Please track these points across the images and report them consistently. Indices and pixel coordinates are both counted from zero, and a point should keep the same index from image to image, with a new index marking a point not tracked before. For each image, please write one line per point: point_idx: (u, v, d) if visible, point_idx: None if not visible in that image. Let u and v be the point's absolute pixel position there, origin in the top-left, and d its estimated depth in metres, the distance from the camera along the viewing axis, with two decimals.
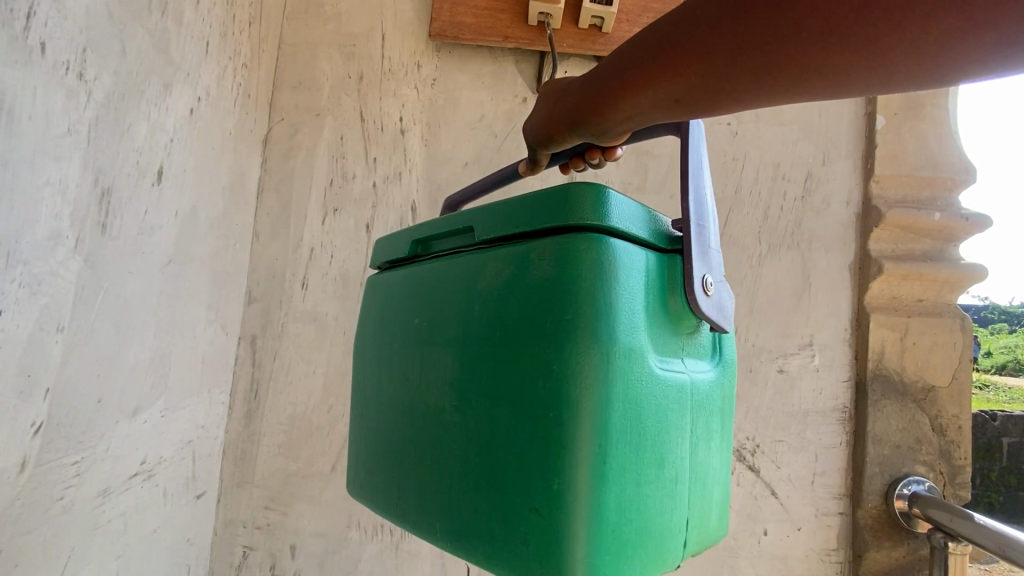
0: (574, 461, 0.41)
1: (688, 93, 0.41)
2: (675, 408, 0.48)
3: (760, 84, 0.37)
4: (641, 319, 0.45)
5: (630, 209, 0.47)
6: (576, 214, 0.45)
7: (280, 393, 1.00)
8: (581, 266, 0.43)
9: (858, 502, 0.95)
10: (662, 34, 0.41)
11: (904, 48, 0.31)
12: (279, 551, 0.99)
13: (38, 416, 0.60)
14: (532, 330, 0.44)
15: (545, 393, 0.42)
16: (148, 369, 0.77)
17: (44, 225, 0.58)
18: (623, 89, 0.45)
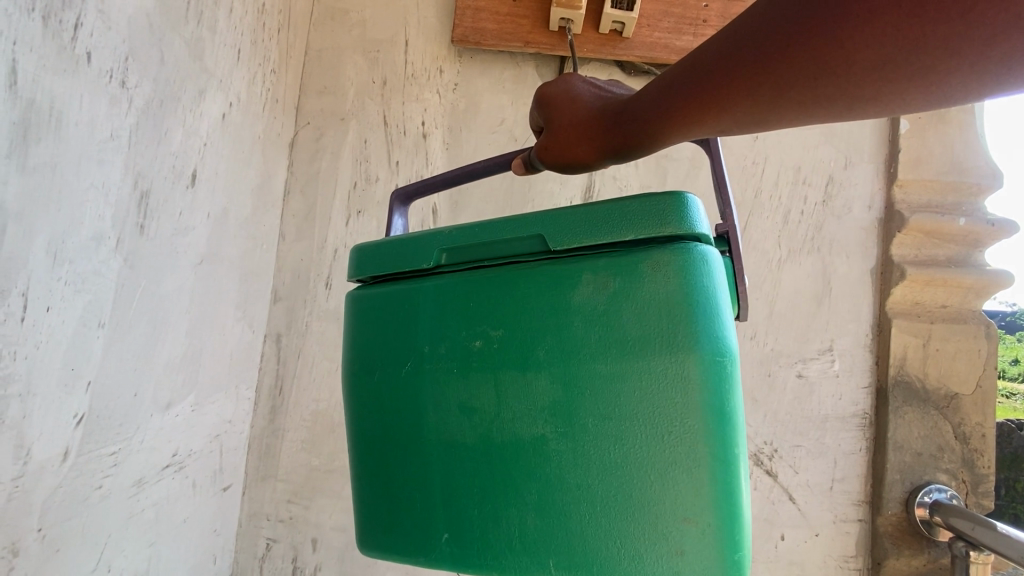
0: (719, 464, 0.45)
1: (739, 124, 0.42)
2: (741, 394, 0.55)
3: (807, 108, 0.38)
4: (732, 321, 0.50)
5: (703, 213, 0.51)
6: (673, 227, 0.48)
7: (304, 390, 1.03)
8: (702, 277, 0.47)
9: (877, 509, 0.94)
10: (703, 64, 0.42)
11: (960, 72, 0.31)
12: (300, 543, 1.01)
13: (80, 408, 0.63)
14: (656, 345, 0.47)
15: (683, 405, 0.46)
16: (180, 365, 0.79)
17: (88, 227, 0.61)
18: (666, 116, 0.47)
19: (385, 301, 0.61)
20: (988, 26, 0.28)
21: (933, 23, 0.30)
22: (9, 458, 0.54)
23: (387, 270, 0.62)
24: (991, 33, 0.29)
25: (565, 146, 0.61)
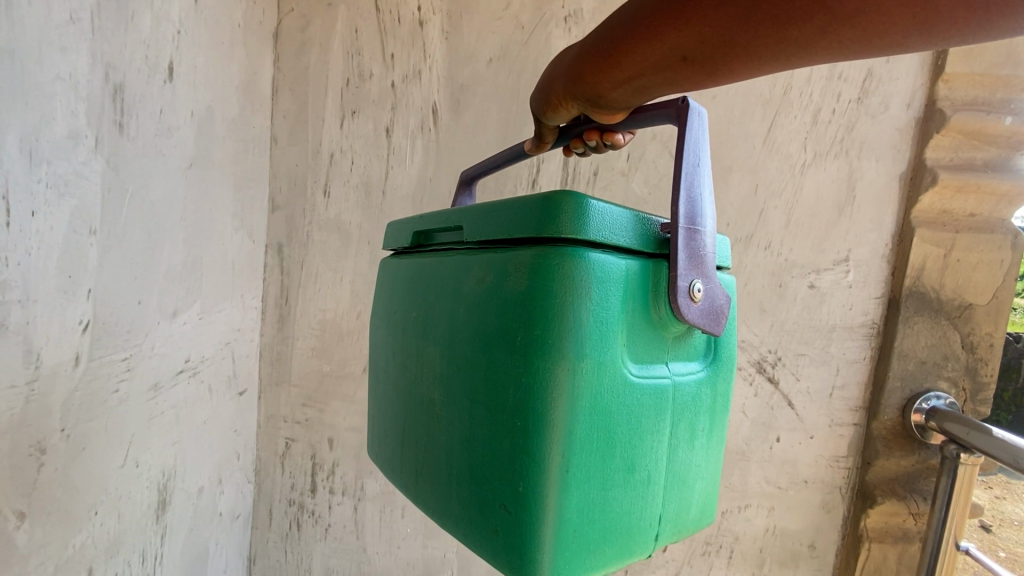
0: (537, 465, 0.41)
1: (695, 47, 0.36)
2: (651, 414, 0.47)
3: (781, 36, 0.33)
4: (620, 333, 0.43)
5: (615, 216, 0.44)
6: (555, 226, 0.42)
7: (310, 300, 1.02)
8: (553, 282, 0.41)
9: (874, 415, 0.96)
10: None
11: None
12: (318, 442, 1.06)
13: (85, 314, 0.63)
14: (505, 341, 0.43)
15: (516, 402, 0.42)
16: (182, 273, 0.78)
17: (62, 123, 0.57)
18: (626, 40, 0.40)
19: (383, 270, 0.67)
20: None
21: None
22: (20, 361, 0.55)
23: (389, 245, 0.69)
24: None
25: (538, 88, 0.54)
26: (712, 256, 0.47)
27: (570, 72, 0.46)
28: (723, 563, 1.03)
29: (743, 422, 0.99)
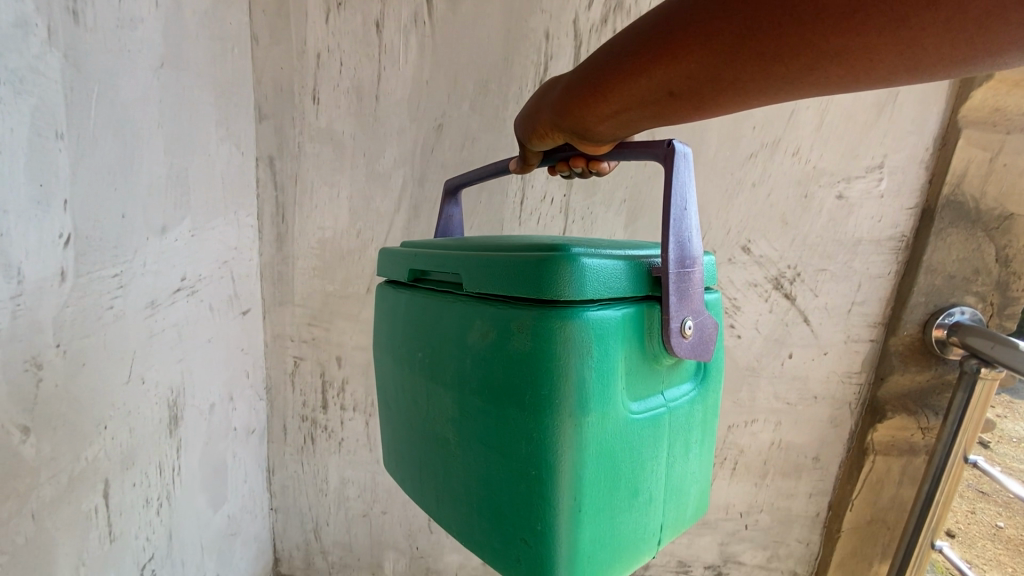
0: (553, 516, 0.40)
1: (681, 84, 0.35)
2: (653, 444, 0.46)
3: (765, 72, 0.32)
4: (625, 379, 0.42)
5: (613, 265, 0.42)
6: (554, 285, 0.40)
7: (307, 217, 0.98)
8: (555, 343, 0.39)
9: (892, 331, 0.93)
10: (662, 12, 0.35)
11: (935, 29, 0.26)
12: (326, 361, 1.06)
13: (65, 228, 0.59)
14: (511, 395, 0.42)
15: (525, 456, 0.41)
16: (167, 187, 0.74)
17: (6, 8, 0.50)
18: (613, 76, 0.39)
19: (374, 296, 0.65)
20: None
21: None
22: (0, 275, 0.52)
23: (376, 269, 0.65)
24: None
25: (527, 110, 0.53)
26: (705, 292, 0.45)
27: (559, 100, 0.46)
28: (727, 473, 1.06)
29: (755, 338, 0.97)
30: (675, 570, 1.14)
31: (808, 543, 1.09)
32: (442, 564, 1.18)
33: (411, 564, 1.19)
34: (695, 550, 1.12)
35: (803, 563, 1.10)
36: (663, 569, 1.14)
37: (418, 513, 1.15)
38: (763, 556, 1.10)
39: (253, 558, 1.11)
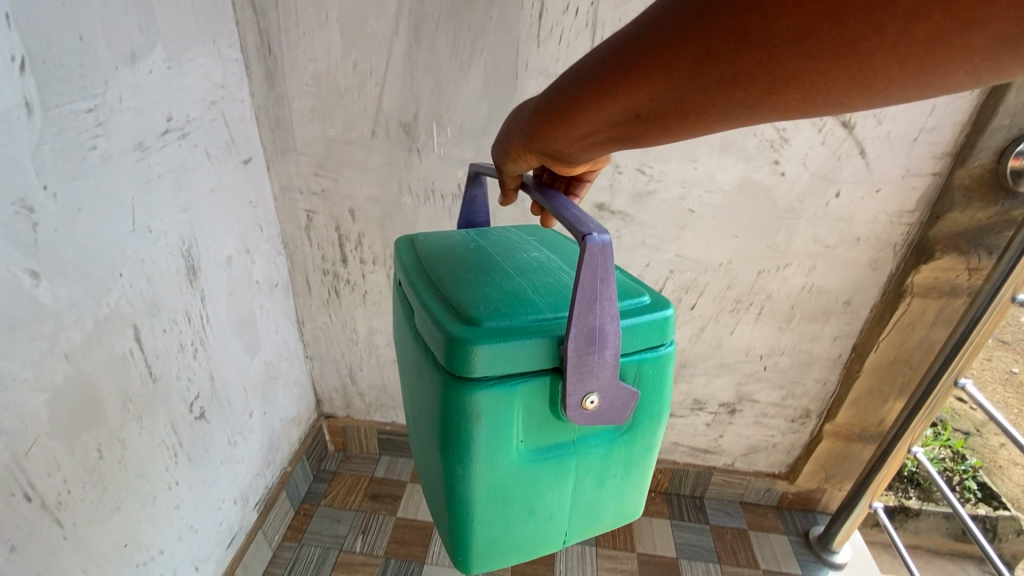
0: (453, 526, 0.48)
1: (649, 106, 0.34)
2: (557, 479, 0.48)
3: (731, 96, 0.31)
4: (515, 430, 0.44)
5: (512, 340, 0.42)
6: (449, 358, 0.43)
7: (296, 48, 0.86)
8: (445, 405, 0.44)
9: (962, 162, 0.83)
10: (616, 44, 0.34)
11: (896, 48, 0.26)
12: (339, 214, 1.01)
13: (15, 49, 0.52)
14: (428, 432, 0.48)
15: (437, 481, 0.49)
16: (124, 5, 0.64)
17: None
18: (573, 105, 0.39)
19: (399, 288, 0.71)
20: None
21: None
22: None
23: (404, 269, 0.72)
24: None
25: (498, 145, 0.52)
26: (613, 368, 0.41)
27: (528, 128, 0.45)
28: (752, 319, 1.04)
29: (801, 175, 0.88)
30: (690, 408, 1.19)
31: (824, 382, 1.11)
32: None
33: None
34: (712, 390, 1.15)
35: (817, 401, 1.14)
36: (679, 407, 1.19)
37: None
38: (778, 395, 1.14)
39: (296, 399, 1.20)
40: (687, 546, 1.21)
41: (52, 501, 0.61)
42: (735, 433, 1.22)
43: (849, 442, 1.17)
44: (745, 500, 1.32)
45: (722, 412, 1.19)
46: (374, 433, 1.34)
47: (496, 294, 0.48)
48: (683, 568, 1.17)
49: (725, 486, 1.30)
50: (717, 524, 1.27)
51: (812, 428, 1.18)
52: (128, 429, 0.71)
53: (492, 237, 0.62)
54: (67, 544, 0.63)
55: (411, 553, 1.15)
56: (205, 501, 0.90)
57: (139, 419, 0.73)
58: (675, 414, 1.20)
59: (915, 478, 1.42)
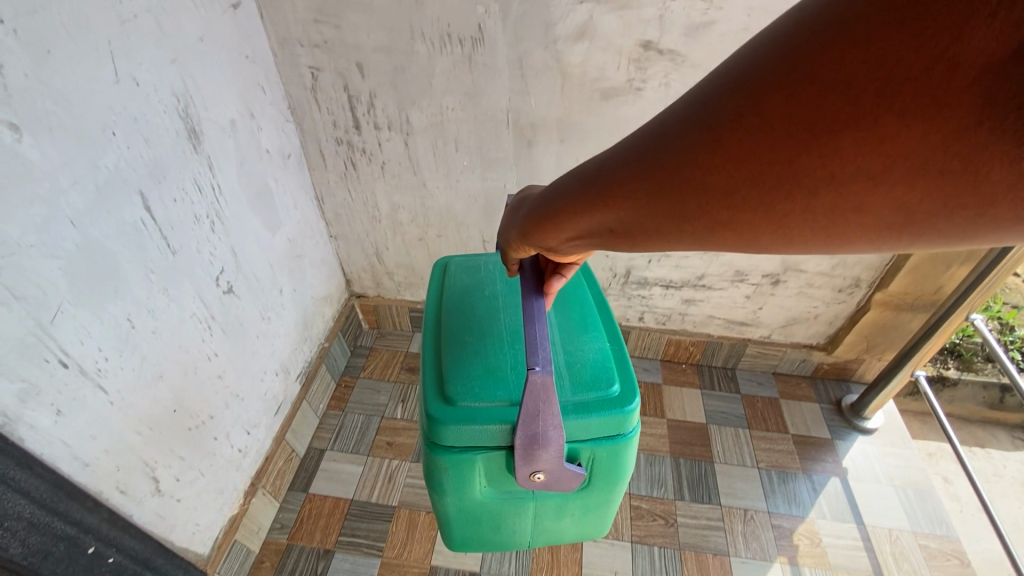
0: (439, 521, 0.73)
1: (622, 225, 0.36)
2: (510, 507, 0.71)
3: (687, 233, 0.32)
4: (475, 489, 0.67)
5: (473, 435, 0.63)
6: (429, 439, 0.65)
7: None
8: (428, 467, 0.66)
9: None
10: (593, 169, 0.37)
11: (844, 219, 0.26)
12: (347, 70, 0.90)
13: None
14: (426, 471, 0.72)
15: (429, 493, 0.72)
16: None
17: None
18: (561, 211, 0.42)
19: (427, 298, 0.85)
20: (859, 166, 0.24)
21: (805, 164, 0.26)
22: None
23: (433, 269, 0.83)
24: (882, 174, 0.24)
25: (501, 235, 0.57)
26: (551, 461, 0.61)
27: (524, 224, 0.49)
28: None
29: None
30: (731, 280, 1.13)
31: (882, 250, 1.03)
32: None
33: None
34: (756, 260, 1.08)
35: (870, 270, 1.07)
36: (718, 279, 1.13)
37: (472, 236, 1.12)
38: (828, 264, 1.07)
39: (325, 279, 1.19)
40: (717, 413, 1.23)
41: (90, 369, 0.61)
42: (776, 305, 1.17)
43: (898, 312, 1.12)
44: (779, 372, 1.31)
45: (765, 283, 1.12)
46: (405, 311, 1.34)
47: (479, 370, 0.68)
48: (712, 432, 1.19)
49: (759, 357, 1.28)
50: (748, 394, 1.27)
51: (859, 298, 1.12)
52: (156, 300, 0.70)
53: (502, 284, 0.79)
54: (116, 408, 0.65)
55: None
56: (247, 373, 0.92)
57: (166, 291, 0.72)
58: (714, 286, 1.15)
59: (957, 349, 1.37)
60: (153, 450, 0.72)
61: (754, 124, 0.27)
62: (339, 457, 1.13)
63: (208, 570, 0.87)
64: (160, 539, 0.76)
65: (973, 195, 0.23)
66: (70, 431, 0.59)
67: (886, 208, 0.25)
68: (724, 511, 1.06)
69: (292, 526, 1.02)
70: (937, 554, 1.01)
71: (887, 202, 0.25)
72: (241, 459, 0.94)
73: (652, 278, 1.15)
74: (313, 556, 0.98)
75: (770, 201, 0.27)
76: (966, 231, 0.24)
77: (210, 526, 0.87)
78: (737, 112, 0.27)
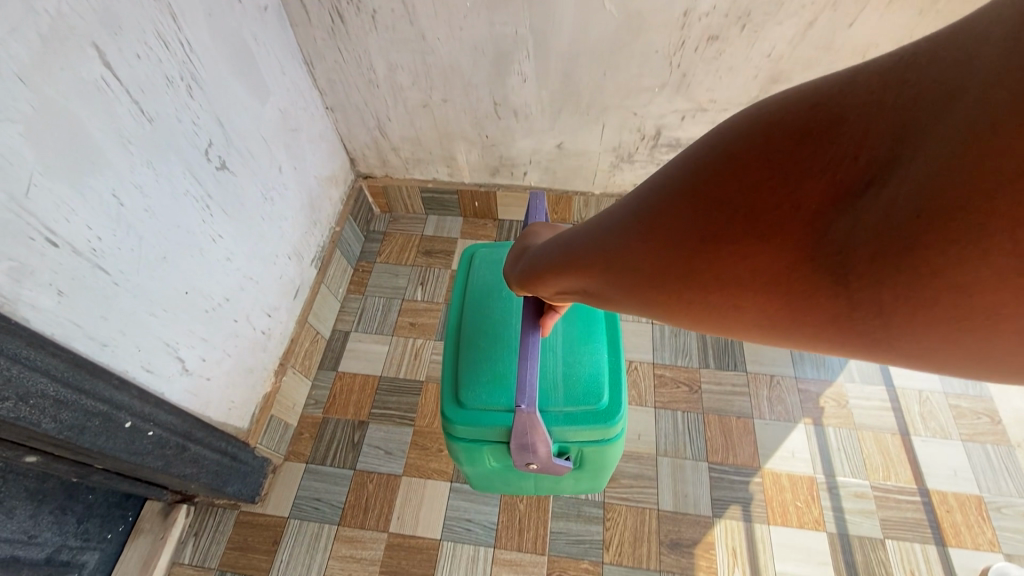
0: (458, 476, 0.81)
1: (591, 284, 0.36)
2: (515, 475, 0.77)
3: (640, 303, 0.32)
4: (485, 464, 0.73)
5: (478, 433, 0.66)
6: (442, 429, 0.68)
7: None
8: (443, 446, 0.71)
9: None
10: (573, 237, 0.37)
11: (758, 308, 0.25)
12: None
13: None
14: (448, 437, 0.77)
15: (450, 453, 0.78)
16: None
17: None
18: (545, 268, 0.42)
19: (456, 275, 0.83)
20: (754, 261, 0.23)
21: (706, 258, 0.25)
22: None
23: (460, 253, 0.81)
24: (785, 275, 0.22)
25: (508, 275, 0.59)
26: (542, 454, 0.64)
27: (519, 273, 0.50)
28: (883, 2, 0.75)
29: None
30: None
31: None
32: (515, 151, 1.12)
33: (484, 154, 1.14)
34: None
35: None
36: None
37: (482, 99, 1.01)
38: None
39: (328, 157, 1.10)
40: None
41: (84, 248, 0.58)
42: None
43: None
44: None
45: None
46: (417, 191, 1.26)
47: (488, 373, 0.68)
48: None
49: None
50: None
51: None
52: (142, 175, 0.64)
53: None
54: (122, 289, 0.63)
55: None
56: (257, 256, 0.89)
57: (151, 165, 0.66)
58: None
59: None
60: (172, 331, 0.71)
61: (661, 218, 0.27)
62: (363, 338, 1.14)
63: (250, 441, 0.92)
64: (197, 414, 0.78)
65: (863, 291, 0.20)
66: (77, 312, 0.58)
67: (761, 314, 0.25)
68: (749, 377, 1.05)
69: (325, 402, 1.06)
70: (966, 412, 1.00)
71: (761, 311, 0.25)
72: (266, 340, 0.94)
73: (684, 139, 1.04)
74: (347, 427, 1.03)
75: (683, 288, 0.27)
76: (874, 339, 0.22)
77: (245, 403, 0.90)
78: (658, 205, 0.27)
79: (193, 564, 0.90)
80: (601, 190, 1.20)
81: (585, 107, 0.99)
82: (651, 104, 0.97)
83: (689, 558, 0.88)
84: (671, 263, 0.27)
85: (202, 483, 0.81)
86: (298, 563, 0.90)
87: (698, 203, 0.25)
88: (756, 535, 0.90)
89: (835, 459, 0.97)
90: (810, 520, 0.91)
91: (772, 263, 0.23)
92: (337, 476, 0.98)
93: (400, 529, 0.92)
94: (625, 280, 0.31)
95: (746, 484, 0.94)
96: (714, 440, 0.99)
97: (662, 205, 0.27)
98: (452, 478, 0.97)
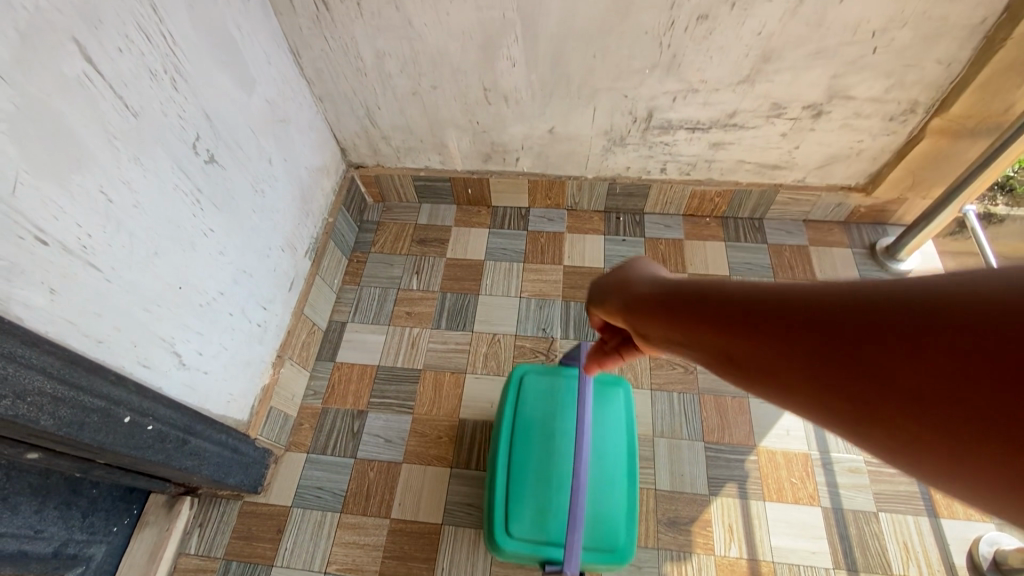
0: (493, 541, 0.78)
1: (675, 334, 0.37)
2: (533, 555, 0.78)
3: (721, 369, 0.33)
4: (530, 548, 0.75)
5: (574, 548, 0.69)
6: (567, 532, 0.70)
7: None
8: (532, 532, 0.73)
9: None
10: (675, 292, 0.38)
11: (871, 431, 0.23)
12: None
13: None
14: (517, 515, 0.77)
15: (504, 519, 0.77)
16: None
17: None
18: (634, 303, 0.42)
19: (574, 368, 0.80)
20: (873, 404, 0.22)
21: (838, 394, 0.24)
22: None
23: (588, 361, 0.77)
24: (901, 419, 0.22)
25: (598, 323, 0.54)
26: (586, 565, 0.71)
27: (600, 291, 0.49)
28: None
29: None
30: (766, 116, 1.00)
31: (948, 64, 0.88)
32: (507, 136, 1.11)
33: (476, 140, 1.13)
34: (797, 89, 0.94)
35: (930, 90, 0.92)
36: (751, 116, 1.00)
37: (472, 84, 1.00)
38: (881, 87, 0.93)
39: (318, 148, 1.10)
40: (742, 265, 1.18)
41: (74, 245, 0.57)
42: (814, 142, 1.05)
43: (955, 141, 1.00)
44: (810, 219, 1.23)
45: (804, 117, 1.00)
46: (409, 180, 1.26)
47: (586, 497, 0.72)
48: None
49: (789, 204, 1.20)
50: (775, 243, 1.21)
51: (912, 127, 1.00)
52: (129, 171, 0.64)
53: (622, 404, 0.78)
54: (114, 286, 0.63)
55: (465, 288, 1.19)
56: (250, 249, 0.89)
57: (138, 160, 0.65)
58: (747, 125, 1.03)
59: (1009, 184, 1.27)
60: (167, 326, 0.72)
61: (795, 331, 0.26)
62: (360, 328, 1.14)
63: (250, 433, 0.93)
64: (196, 407, 0.79)
65: (947, 459, 0.20)
66: (70, 309, 0.58)
67: (842, 423, 0.24)
68: None
69: (324, 392, 1.07)
70: None
71: (838, 418, 0.25)
72: (262, 333, 0.95)
73: (676, 121, 1.03)
74: (347, 417, 1.04)
75: (776, 375, 0.27)
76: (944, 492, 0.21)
77: (244, 395, 0.91)
78: (812, 322, 0.26)
79: (198, 555, 0.92)
80: (594, 175, 1.20)
81: (576, 91, 0.99)
82: (641, 86, 0.96)
83: (686, 535, 0.90)
84: (855, 410, 0.24)
85: (204, 475, 0.81)
86: (302, 550, 0.91)
87: (898, 360, 0.22)
88: (752, 512, 0.91)
89: (829, 436, 0.98)
90: (805, 495, 0.93)
91: (935, 442, 0.20)
92: (338, 464, 0.99)
93: (402, 515, 0.94)
94: (776, 385, 0.28)
95: (742, 462, 0.96)
96: (710, 420, 1.00)
97: (849, 343, 0.24)
98: (452, 463, 0.98)
